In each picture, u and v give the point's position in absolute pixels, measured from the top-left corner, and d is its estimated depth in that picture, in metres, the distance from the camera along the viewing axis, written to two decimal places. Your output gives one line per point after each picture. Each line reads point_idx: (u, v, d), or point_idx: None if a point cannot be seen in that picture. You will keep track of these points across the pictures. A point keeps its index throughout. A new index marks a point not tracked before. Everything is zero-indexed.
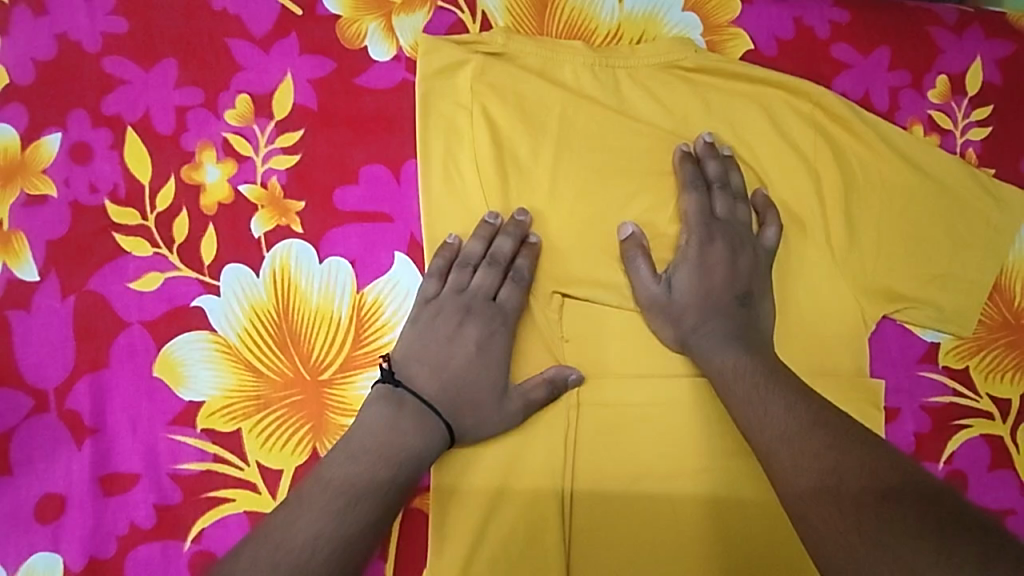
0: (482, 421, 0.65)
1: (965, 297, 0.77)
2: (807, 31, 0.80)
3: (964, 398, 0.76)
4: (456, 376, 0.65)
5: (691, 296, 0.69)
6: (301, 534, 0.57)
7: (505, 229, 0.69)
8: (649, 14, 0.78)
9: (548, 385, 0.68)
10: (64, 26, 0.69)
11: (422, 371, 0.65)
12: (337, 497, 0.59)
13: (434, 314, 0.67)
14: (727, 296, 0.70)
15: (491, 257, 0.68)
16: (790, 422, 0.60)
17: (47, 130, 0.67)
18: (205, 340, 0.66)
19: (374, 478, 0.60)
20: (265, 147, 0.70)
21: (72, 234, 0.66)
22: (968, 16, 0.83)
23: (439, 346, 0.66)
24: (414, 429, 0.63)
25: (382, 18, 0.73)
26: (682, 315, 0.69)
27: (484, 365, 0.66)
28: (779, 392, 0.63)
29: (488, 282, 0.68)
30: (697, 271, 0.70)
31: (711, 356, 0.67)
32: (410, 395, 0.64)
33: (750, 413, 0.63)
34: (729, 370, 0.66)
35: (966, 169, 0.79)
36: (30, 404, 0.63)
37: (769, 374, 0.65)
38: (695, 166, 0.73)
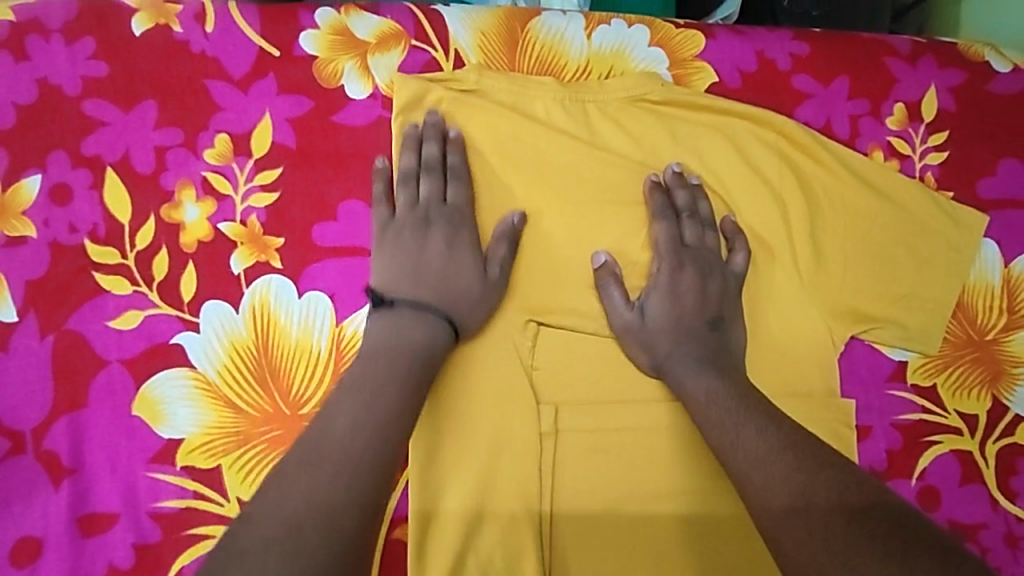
0: (477, 304, 0.69)
1: (928, 317, 0.79)
2: (769, 63, 0.83)
3: (933, 415, 0.78)
4: (439, 272, 0.68)
5: (664, 321, 0.71)
6: (340, 424, 0.56)
7: (429, 133, 0.72)
8: (617, 49, 0.81)
9: (506, 240, 0.71)
10: (45, 71, 0.70)
11: (405, 283, 0.67)
12: (361, 389, 0.59)
13: (399, 231, 0.69)
14: (700, 322, 0.72)
15: (426, 163, 0.71)
16: (761, 447, 0.61)
17: (27, 173, 0.68)
18: (184, 377, 0.66)
19: (394, 369, 0.61)
20: (244, 185, 0.71)
21: (51, 274, 0.67)
22: (920, 46, 0.87)
23: (413, 257, 0.68)
24: (415, 321, 0.65)
25: (357, 58, 0.75)
26: (656, 342, 0.71)
27: (458, 253, 0.69)
28: (751, 417, 0.64)
29: (435, 188, 0.71)
30: (669, 298, 0.72)
31: (685, 382, 0.69)
32: (404, 304, 0.65)
33: (722, 437, 0.64)
34: (703, 395, 0.68)
35: (925, 192, 0.82)
36: (8, 445, 0.63)
37: (742, 400, 0.66)
38: (664, 195, 0.76)
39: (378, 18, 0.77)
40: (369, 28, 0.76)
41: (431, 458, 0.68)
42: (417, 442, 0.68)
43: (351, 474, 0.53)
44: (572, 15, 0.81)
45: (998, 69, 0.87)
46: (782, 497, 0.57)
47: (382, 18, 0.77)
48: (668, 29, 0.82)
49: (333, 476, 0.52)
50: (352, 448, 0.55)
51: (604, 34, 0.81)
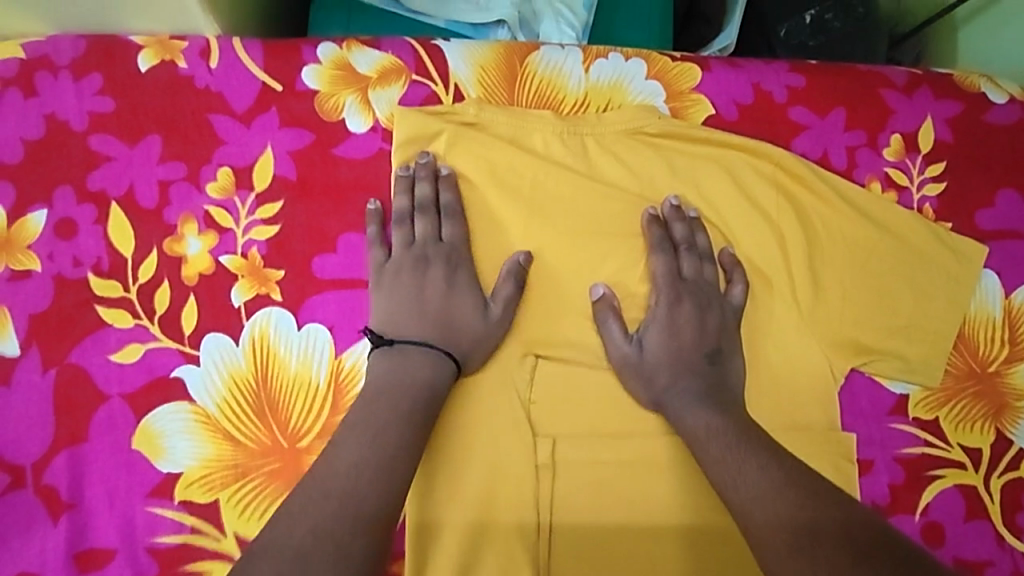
0: (479, 342, 0.70)
1: (928, 348, 0.79)
2: (765, 95, 0.84)
3: (936, 448, 0.77)
4: (440, 312, 0.70)
5: (662, 355, 0.72)
6: (344, 463, 0.59)
7: (423, 172, 0.73)
8: (615, 82, 0.82)
9: (512, 280, 0.72)
10: (52, 107, 0.72)
11: (406, 324, 0.69)
12: (366, 426, 0.62)
13: (397, 273, 0.71)
14: (697, 355, 0.72)
15: (420, 203, 0.73)
16: (763, 483, 0.62)
17: (33, 207, 0.70)
18: (183, 411, 0.67)
19: (400, 403, 0.64)
20: (245, 218, 0.72)
21: (54, 307, 0.68)
22: (916, 78, 0.87)
23: (412, 297, 0.70)
24: (418, 360, 0.67)
25: (358, 92, 0.76)
26: (654, 376, 0.71)
27: (458, 291, 0.71)
28: (752, 453, 0.65)
29: (430, 227, 0.72)
30: (667, 332, 0.72)
31: (685, 417, 0.69)
32: (408, 343, 0.68)
33: (723, 470, 0.65)
34: (703, 430, 0.68)
35: (923, 223, 0.82)
36: (8, 479, 0.64)
37: (742, 435, 0.67)
38: (662, 229, 0.76)
39: (379, 53, 0.78)
40: (370, 63, 0.78)
41: (428, 492, 0.68)
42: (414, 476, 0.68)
43: (355, 506, 0.56)
44: (570, 50, 0.83)
45: (995, 101, 0.88)
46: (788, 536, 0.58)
47: (383, 53, 0.78)
48: (665, 62, 0.83)
49: (338, 513, 0.56)
50: (357, 484, 0.58)
51: (603, 67, 0.82)
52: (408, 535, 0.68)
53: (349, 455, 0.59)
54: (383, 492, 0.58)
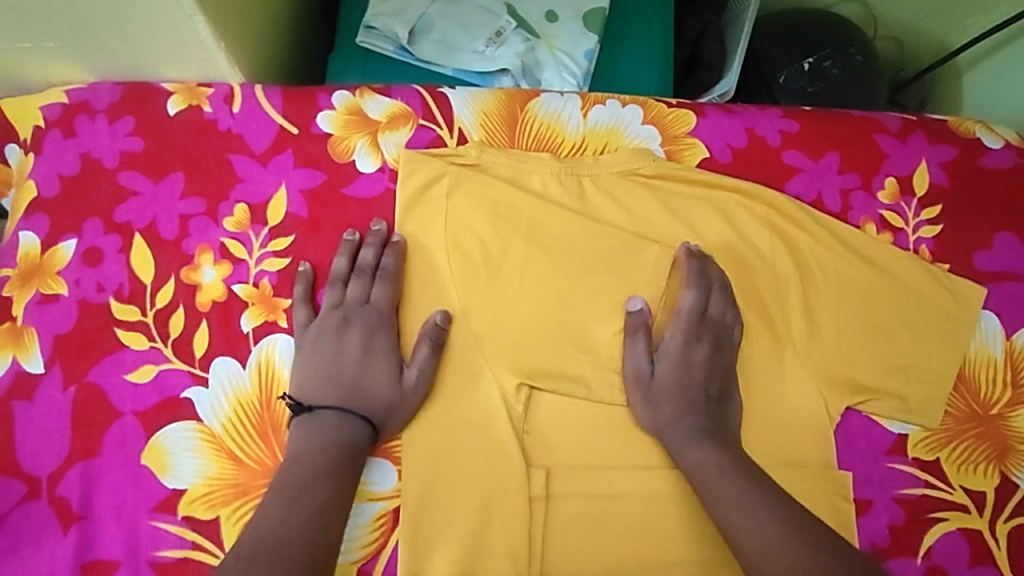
0: (393, 410, 0.70)
1: (927, 388, 0.79)
2: (759, 140, 0.86)
3: (938, 490, 0.76)
4: (354, 379, 0.71)
5: (670, 387, 0.73)
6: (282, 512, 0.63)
7: (367, 242, 0.76)
8: (612, 127, 0.86)
9: (429, 341, 0.73)
10: (89, 146, 0.78)
11: (325, 393, 0.70)
12: (300, 479, 0.65)
13: (318, 333, 0.73)
14: (702, 394, 0.74)
15: (358, 268, 0.75)
16: (767, 530, 0.64)
17: (64, 237, 0.75)
18: (191, 430, 0.70)
19: (324, 461, 0.66)
20: (258, 250, 0.76)
21: (77, 329, 0.72)
22: (910, 124, 0.89)
23: (329, 359, 0.71)
24: (333, 425, 0.69)
25: (368, 135, 0.81)
26: (661, 409, 0.73)
27: (375, 357, 0.72)
28: (758, 499, 0.66)
29: (359, 290, 0.74)
30: (680, 368, 0.74)
31: (687, 451, 0.71)
32: (324, 409, 0.69)
33: (725, 506, 0.67)
34: (709, 467, 0.69)
35: (919, 264, 0.83)
36: (23, 490, 0.67)
37: (748, 477, 0.68)
38: (701, 263, 0.78)
39: (389, 100, 0.84)
40: (381, 109, 0.83)
41: (421, 517, 0.69)
42: (407, 504, 0.69)
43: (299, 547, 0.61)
44: (569, 96, 0.87)
45: (989, 146, 0.89)
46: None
47: (393, 100, 0.84)
48: (661, 108, 0.87)
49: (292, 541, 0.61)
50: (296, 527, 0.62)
51: (600, 113, 0.86)
52: (400, 561, 0.68)
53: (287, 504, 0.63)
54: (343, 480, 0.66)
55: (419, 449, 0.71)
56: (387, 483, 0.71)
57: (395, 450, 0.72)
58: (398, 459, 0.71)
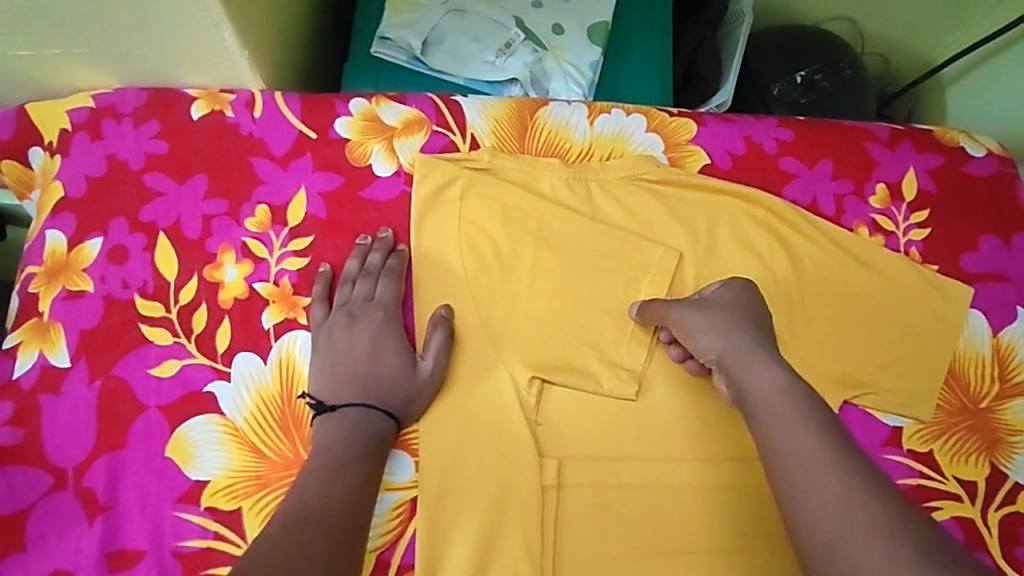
0: (411, 399, 0.73)
1: (918, 383, 0.83)
2: (757, 147, 0.90)
3: (932, 480, 0.80)
4: (370, 374, 0.74)
5: (735, 316, 0.75)
6: (314, 498, 0.65)
7: (375, 249, 0.79)
8: (618, 134, 0.89)
9: (442, 330, 0.76)
10: (115, 148, 0.81)
11: (345, 392, 0.73)
12: (323, 470, 0.67)
13: (330, 333, 0.75)
14: (764, 334, 0.75)
15: (366, 269, 0.78)
16: (828, 455, 0.62)
17: (90, 236, 0.78)
18: (214, 423, 0.72)
19: (347, 452, 0.69)
20: (279, 249, 0.79)
21: (103, 324, 0.74)
22: (898, 133, 0.94)
23: (344, 357, 0.74)
24: (358, 419, 0.71)
25: (384, 141, 0.85)
26: (731, 334, 0.73)
27: (387, 349, 0.75)
28: (811, 419, 0.65)
29: (365, 289, 0.78)
30: (733, 299, 0.77)
31: (756, 371, 0.70)
32: (346, 407, 0.72)
33: (787, 429, 0.65)
34: (776, 389, 0.68)
35: (909, 265, 0.87)
36: (50, 481, 0.69)
37: (807, 403, 0.66)
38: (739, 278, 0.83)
39: (404, 107, 0.87)
40: (396, 115, 0.86)
41: (438, 506, 0.71)
42: (425, 492, 0.72)
43: (337, 532, 0.62)
44: (576, 105, 0.90)
45: (973, 154, 0.94)
46: (862, 518, 0.57)
47: (408, 107, 0.87)
48: (663, 116, 0.91)
49: (320, 535, 0.61)
50: (331, 514, 0.64)
51: (606, 121, 0.90)
52: (418, 549, 0.70)
53: (320, 491, 0.65)
54: (361, 478, 0.68)
55: (435, 440, 0.73)
56: (405, 473, 0.73)
57: (412, 441, 0.74)
58: (415, 450, 0.74)
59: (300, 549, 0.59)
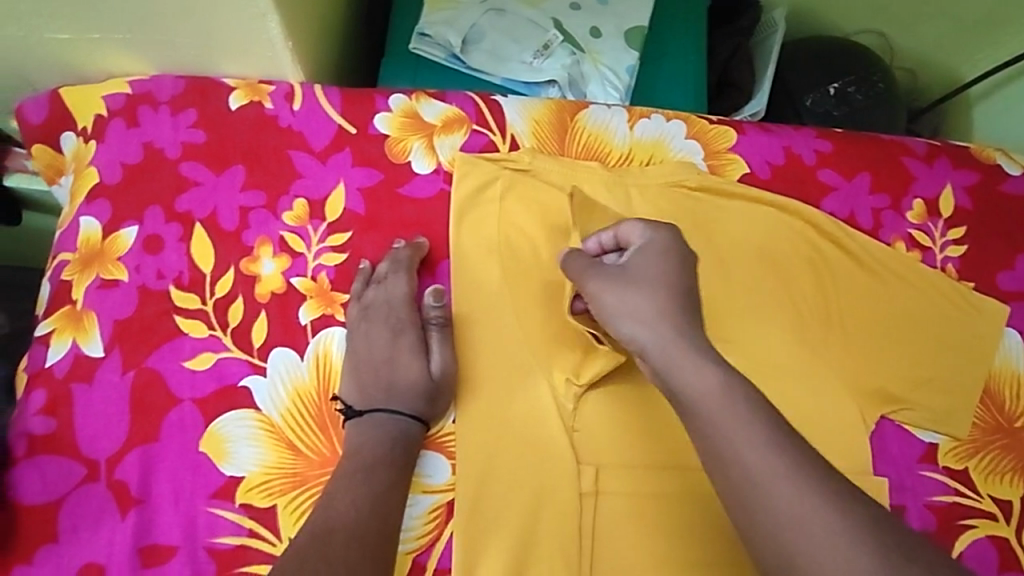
0: (435, 399, 0.73)
1: (954, 401, 0.82)
2: (795, 158, 0.90)
3: (966, 497, 0.80)
4: (403, 380, 0.73)
5: (655, 297, 0.67)
6: (342, 504, 0.63)
7: (405, 252, 0.77)
8: (657, 139, 0.89)
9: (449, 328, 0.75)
10: (151, 136, 0.80)
11: (379, 397, 0.72)
12: (355, 476, 0.65)
13: (368, 335, 0.74)
14: (687, 307, 0.67)
15: (398, 267, 0.76)
16: (775, 467, 0.58)
17: (125, 224, 0.76)
18: (249, 418, 0.71)
19: (374, 454, 0.67)
20: (316, 244, 0.78)
21: (137, 315, 0.73)
22: (935, 148, 0.94)
23: (381, 362, 0.73)
24: (387, 424, 0.70)
25: (424, 138, 0.84)
26: (654, 324, 0.66)
27: (405, 354, 0.74)
28: (748, 421, 0.60)
29: (400, 288, 0.75)
30: (643, 278, 0.68)
31: (689, 370, 0.63)
32: (376, 412, 0.71)
33: (728, 441, 0.59)
34: (711, 392, 0.61)
35: (946, 281, 0.87)
36: (83, 473, 0.67)
37: (753, 405, 0.61)
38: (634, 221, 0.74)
39: (444, 105, 0.86)
40: (436, 113, 0.85)
41: (476, 510, 0.70)
42: (463, 496, 0.71)
43: (362, 541, 0.61)
44: (616, 109, 0.90)
45: (1010, 173, 0.94)
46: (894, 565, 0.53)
47: (448, 105, 0.86)
48: (703, 123, 0.90)
49: (361, 555, 0.61)
50: (357, 521, 0.62)
51: (646, 126, 0.89)
52: (454, 553, 0.69)
53: (354, 502, 0.64)
54: (395, 485, 0.67)
55: (473, 444, 0.72)
56: (441, 476, 0.72)
57: (447, 444, 0.73)
58: (451, 453, 0.73)
59: (323, 566, 0.58)
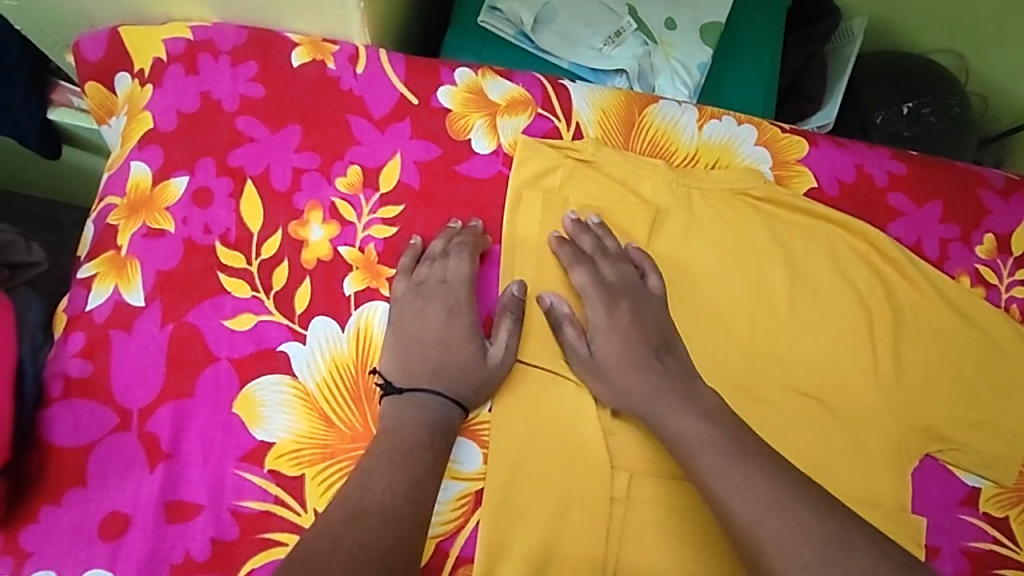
0: (479, 385, 0.70)
1: (1004, 446, 0.79)
2: (867, 177, 0.86)
3: (1003, 546, 0.77)
4: (453, 364, 0.70)
5: (620, 359, 0.72)
6: (377, 486, 0.62)
7: (462, 235, 0.75)
8: (726, 142, 0.85)
9: (512, 314, 0.73)
10: (209, 86, 0.78)
11: (424, 377, 0.69)
12: (391, 456, 0.64)
13: (418, 314, 0.72)
14: (649, 350, 0.72)
15: (453, 250, 0.74)
16: (763, 490, 0.62)
17: (176, 173, 0.75)
18: (284, 384, 0.69)
19: (412, 437, 0.66)
20: (367, 215, 0.76)
21: (181, 268, 0.71)
22: (1013, 184, 0.90)
23: (431, 343, 0.71)
24: (425, 406, 0.68)
25: (487, 117, 0.81)
26: (630, 390, 0.71)
27: (457, 337, 0.71)
28: (740, 460, 0.64)
29: (457, 270, 0.73)
30: (613, 335, 0.73)
31: (668, 420, 0.68)
32: (418, 391, 0.69)
33: (721, 483, 0.64)
34: (693, 436, 0.67)
35: (1009, 322, 0.84)
36: (115, 422, 0.66)
37: (736, 443, 0.66)
38: (572, 245, 0.76)
39: (510, 84, 0.83)
40: (501, 92, 0.82)
41: (504, 503, 0.69)
42: (491, 488, 0.69)
43: (396, 527, 0.60)
44: (687, 107, 0.86)
45: None
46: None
47: (514, 84, 0.83)
48: (776, 131, 0.87)
49: (395, 540, 0.59)
50: (392, 505, 0.61)
51: (715, 127, 0.86)
52: (478, 543, 0.68)
53: (387, 482, 0.62)
54: (431, 472, 0.65)
55: (507, 435, 0.70)
56: (471, 464, 0.70)
57: (480, 433, 0.71)
58: (484, 442, 0.71)
59: (355, 549, 0.57)
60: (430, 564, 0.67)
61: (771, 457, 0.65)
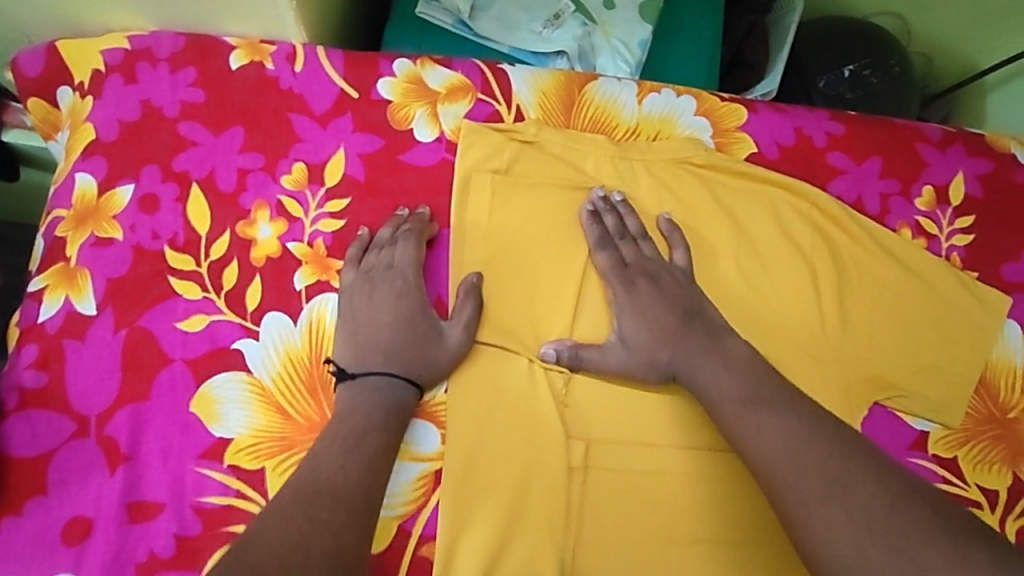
0: (432, 366, 0.71)
1: (950, 389, 0.82)
2: (806, 139, 0.88)
3: (954, 486, 0.79)
4: (406, 346, 0.71)
5: (647, 338, 0.74)
6: (331, 467, 0.63)
7: (409, 222, 0.77)
8: (666, 114, 0.87)
9: (473, 300, 0.74)
10: (150, 93, 0.78)
11: (376, 359, 0.71)
12: (345, 438, 0.65)
13: (370, 297, 0.73)
14: (675, 316, 0.74)
15: (400, 236, 0.76)
16: (808, 445, 0.65)
17: (121, 182, 0.75)
18: (240, 381, 0.70)
19: (367, 420, 0.67)
20: (314, 210, 0.77)
21: (131, 274, 0.72)
22: (950, 135, 0.92)
23: (384, 324, 0.72)
24: (379, 388, 0.69)
25: (427, 105, 0.82)
26: (661, 363, 0.73)
27: (407, 318, 0.73)
28: (762, 416, 0.67)
29: (405, 253, 0.75)
30: (639, 317, 0.75)
31: (698, 375, 0.72)
32: (372, 375, 0.70)
33: (752, 436, 0.67)
34: (717, 392, 0.70)
35: (950, 270, 0.86)
36: (73, 429, 0.67)
37: (755, 398, 0.68)
38: (599, 224, 0.79)
39: (449, 72, 0.84)
40: (440, 80, 0.84)
41: (462, 480, 0.70)
42: (450, 467, 0.70)
43: (350, 507, 0.61)
44: (626, 82, 0.88)
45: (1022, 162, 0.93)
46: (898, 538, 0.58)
47: (453, 71, 0.84)
48: (714, 100, 0.88)
49: (349, 521, 0.60)
50: (345, 485, 0.62)
51: (654, 101, 0.87)
52: (439, 521, 0.69)
53: (339, 463, 0.63)
54: (384, 452, 0.66)
55: (462, 415, 0.72)
56: (430, 445, 0.71)
57: (437, 414, 0.72)
58: (441, 423, 0.72)
59: (307, 527, 0.58)
60: (393, 545, 0.68)
61: (796, 412, 0.67)
